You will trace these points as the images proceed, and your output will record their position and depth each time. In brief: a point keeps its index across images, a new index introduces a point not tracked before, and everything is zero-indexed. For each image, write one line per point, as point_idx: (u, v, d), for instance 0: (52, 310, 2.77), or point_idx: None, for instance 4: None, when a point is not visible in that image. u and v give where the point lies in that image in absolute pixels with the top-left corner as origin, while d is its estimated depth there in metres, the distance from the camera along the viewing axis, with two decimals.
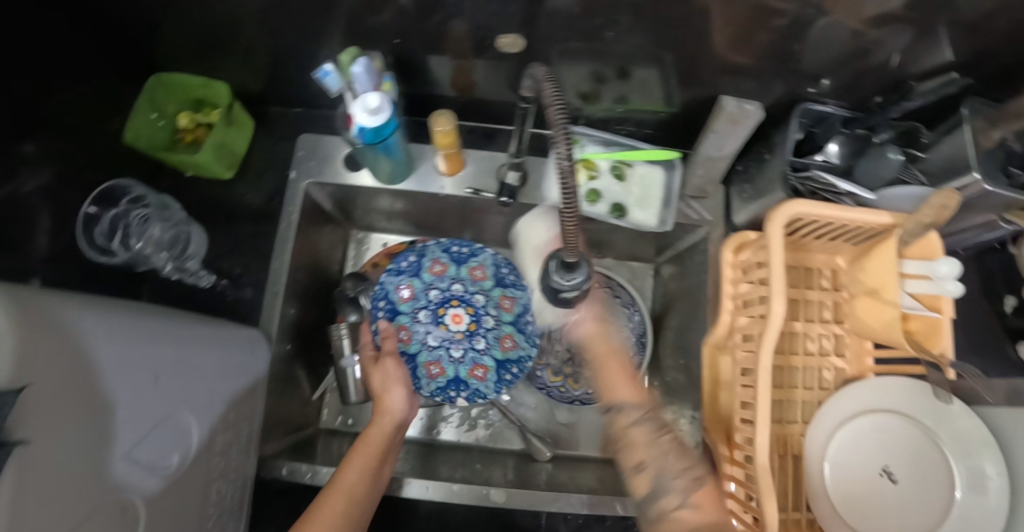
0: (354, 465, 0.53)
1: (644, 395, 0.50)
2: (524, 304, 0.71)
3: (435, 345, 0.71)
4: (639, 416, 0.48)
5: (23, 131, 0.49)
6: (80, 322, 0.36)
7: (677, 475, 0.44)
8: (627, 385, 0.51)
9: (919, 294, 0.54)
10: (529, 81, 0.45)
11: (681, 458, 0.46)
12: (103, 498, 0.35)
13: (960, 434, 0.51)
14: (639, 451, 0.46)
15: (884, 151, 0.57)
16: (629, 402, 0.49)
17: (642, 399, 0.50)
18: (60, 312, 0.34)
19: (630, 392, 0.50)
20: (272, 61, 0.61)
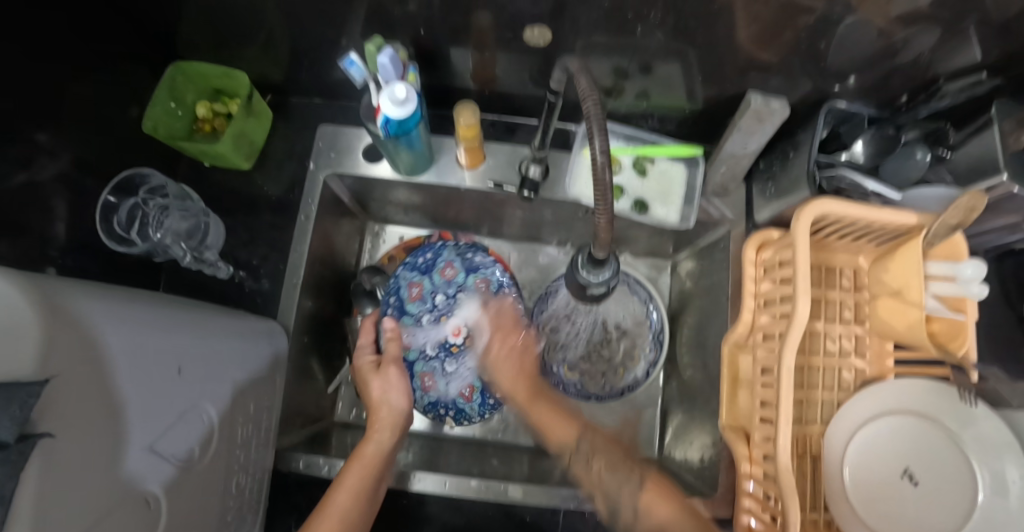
0: (348, 481, 0.51)
1: (573, 431, 0.60)
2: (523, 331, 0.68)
3: (433, 354, 0.67)
4: (578, 444, 0.59)
5: (43, 119, 0.49)
6: (103, 312, 0.35)
7: (622, 498, 0.53)
8: (562, 427, 0.60)
9: (944, 296, 0.53)
10: (560, 73, 0.45)
11: (637, 487, 0.53)
12: (124, 492, 0.35)
13: (982, 437, 0.50)
14: (591, 486, 0.56)
15: (911, 152, 0.58)
16: (573, 440, 0.59)
17: (574, 427, 0.60)
18: (86, 301, 0.34)
19: (565, 435, 0.59)
20: (291, 50, 0.60)
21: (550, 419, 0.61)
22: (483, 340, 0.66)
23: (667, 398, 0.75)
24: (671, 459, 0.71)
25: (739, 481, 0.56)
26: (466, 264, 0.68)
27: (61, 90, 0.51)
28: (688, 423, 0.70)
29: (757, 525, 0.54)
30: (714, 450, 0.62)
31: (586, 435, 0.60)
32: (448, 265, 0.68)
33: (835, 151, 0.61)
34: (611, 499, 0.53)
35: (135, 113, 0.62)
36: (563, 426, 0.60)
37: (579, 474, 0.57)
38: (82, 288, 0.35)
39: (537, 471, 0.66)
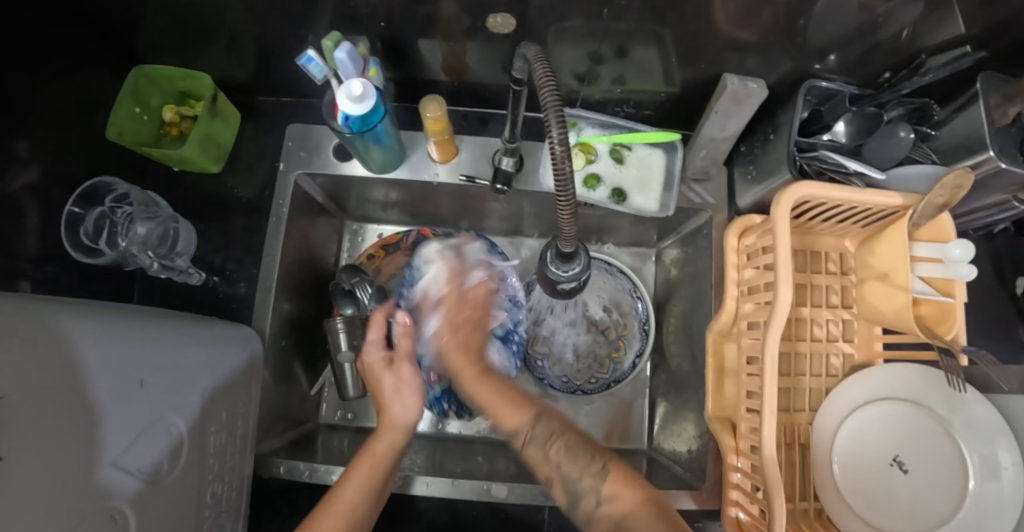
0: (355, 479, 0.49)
1: (528, 411, 0.49)
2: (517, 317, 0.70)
3: None
4: (527, 433, 0.47)
5: (8, 129, 0.48)
6: (41, 331, 0.35)
7: (582, 475, 0.45)
8: (509, 407, 0.49)
9: (931, 278, 0.52)
10: (520, 62, 0.43)
11: (583, 457, 0.46)
12: (90, 507, 0.34)
13: (973, 422, 0.49)
14: (542, 467, 0.47)
15: (895, 130, 0.55)
16: (518, 423, 0.48)
17: (524, 411, 0.49)
18: (20, 322, 0.34)
19: (517, 417, 0.48)
20: (256, 48, 0.58)
21: (492, 393, 0.51)
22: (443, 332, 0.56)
23: (654, 388, 0.74)
24: (660, 450, 0.71)
25: (726, 473, 0.56)
26: (459, 246, 0.70)
27: (25, 98, 0.50)
28: (675, 414, 0.69)
29: (746, 516, 0.54)
30: (701, 441, 0.61)
31: (539, 420, 0.48)
32: (439, 248, 0.69)
33: (817, 133, 0.58)
34: (561, 470, 0.46)
35: (101, 119, 0.60)
36: (517, 406, 0.49)
37: (528, 456, 0.47)
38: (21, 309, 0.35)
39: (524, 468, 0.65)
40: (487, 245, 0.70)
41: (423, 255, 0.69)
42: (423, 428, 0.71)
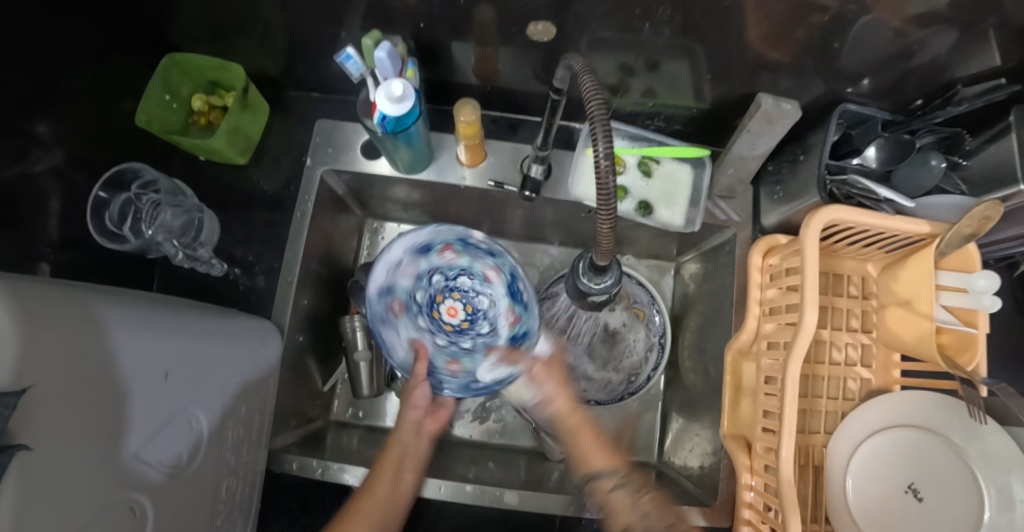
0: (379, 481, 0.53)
1: (618, 463, 0.54)
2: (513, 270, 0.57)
3: (448, 344, 0.55)
4: (619, 480, 0.52)
5: (37, 110, 0.48)
6: (85, 317, 0.34)
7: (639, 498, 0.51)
8: (600, 454, 0.54)
9: (954, 307, 0.52)
10: (563, 71, 0.43)
11: (663, 515, 0.49)
12: (108, 500, 0.34)
13: (991, 453, 0.49)
14: (626, 514, 0.50)
15: (926, 158, 0.54)
16: (609, 472, 0.53)
17: (614, 463, 0.54)
18: (69, 306, 0.33)
19: (604, 461, 0.54)
20: (289, 42, 0.58)
21: (591, 447, 0.54)
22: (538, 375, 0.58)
23: (667, 403, 0.74)
24: (670, 464, 0.70)
25: (739, 491, 0.55)
26: (421, 241, 0.55)
27: (54, 80, 0.49)
28: (688, 429, 0.69)
29: None
30: (714, 458, 0.61)
31: (628, 472, 0.53)
32: (404, 259, 0.55)
33: (846, 156, 0.59)
34: (634, 500, 0.51)
35: (129, 106, 0.60)
36: (607, 457, 0.54)
37: (613, 501, 0.51)
38: (63, 292, 0.34)
39: (533, 477, 0.65)
40: (451, 229, 0.56)
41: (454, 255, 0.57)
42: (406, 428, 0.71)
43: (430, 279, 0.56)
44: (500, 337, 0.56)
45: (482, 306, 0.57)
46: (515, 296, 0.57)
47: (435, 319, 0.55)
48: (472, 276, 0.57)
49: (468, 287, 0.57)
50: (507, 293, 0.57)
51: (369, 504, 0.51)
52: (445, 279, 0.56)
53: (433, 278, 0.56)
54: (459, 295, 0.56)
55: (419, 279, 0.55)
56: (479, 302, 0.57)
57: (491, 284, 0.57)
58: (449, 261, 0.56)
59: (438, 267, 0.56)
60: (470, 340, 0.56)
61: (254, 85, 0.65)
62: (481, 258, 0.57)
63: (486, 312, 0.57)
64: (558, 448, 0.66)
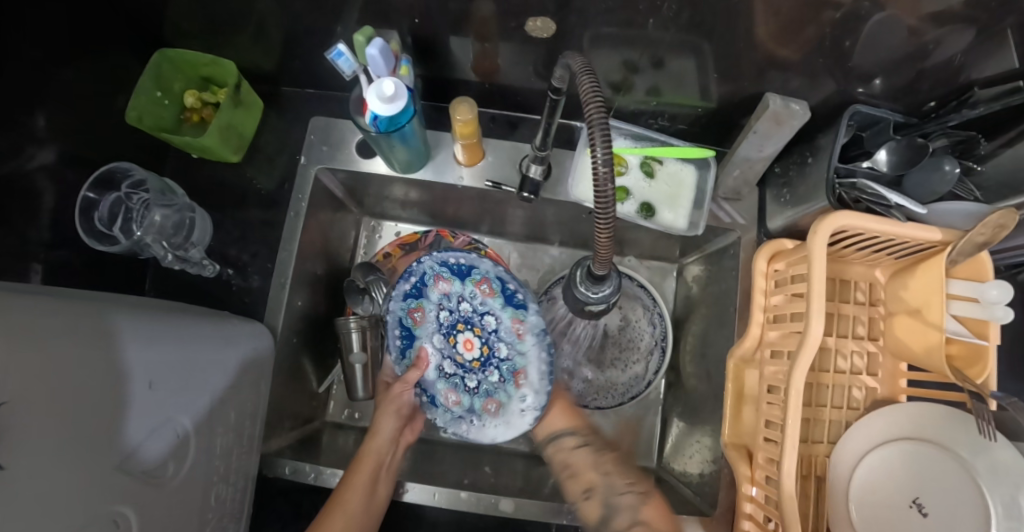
0: (353, 485, 0.54)
1: (575, 418, 0.61)
2: (502, 276, 0.56)
3: (452, 372, 0.59)
4: (580, 438, 0.60)
5: (25, 107, 0.47)
6: (50, 331, 0.33)
7: (624, 491, 0.54)
8: (558, 413, 0.60)
9: (965, 317, 0.50)
10: (561, 71, 0.42)
11: (623, 476, 0.56)
12: (91, 514, 0.33)
13: (997, 467, 0.47)
14: (587, 474, 0.57)
15: (939, 162, 0.52)
16: (570, 429, 0.60)
17: (574, 423, 0.60)
18: (30, 319, 0.32)
19: (562, 420, 0.60)
20: (283, 38, 0.56)
21: (558, 410, 0.61)
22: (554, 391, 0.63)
23: (667, 407, 0.73)
24: (670, 470, 0.69)
25: (739, 501, 0.54)
26: (414, 285, 0.59)
27: (43, 75, 0.48)
28: (689, 435, 0.67)
29: None
30: (715, 466, 0.60)
31: (586, 430, 0.61)
32: (417, 308, 0.59)
33: (856, 158, 0.57)
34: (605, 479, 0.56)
35: (121, 102, 0.59)
36: (568, 416, 0.61)
37: (575, 458, 0.58)
38: (24, 309, 0.33)
39: (530, 484, 0.64)
40: (434, 258, 0.58)
41: (449, 286, 0.58)
42: None
43: (455, 307, 0.58)
44: (510, 365, 0.56)
45: (490, 327, 0.57)
46: (510, 299, 0.56)
47: (451, 347, 0.58)
48: (476, 304, 0.57)
49: (490, 327, 0.57)
50: (502, 303, 0.56)
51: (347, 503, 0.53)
52: (471, 310, 0.57)
53: (442, 316, 0.59)
54: (476, 327, 0.57)
55: (433, 324, 0.59)
56: (484, 324, 0.57)
57: (488, 300, 0.57)
58: (446, 296, 0.58)
59: (446, 308, 0.58)
60: (475, 378, 0.58)
61: (248, 81, 0.64)
62: (472, 281, 0.57)
63: (498, 359, 0.56)
64: None
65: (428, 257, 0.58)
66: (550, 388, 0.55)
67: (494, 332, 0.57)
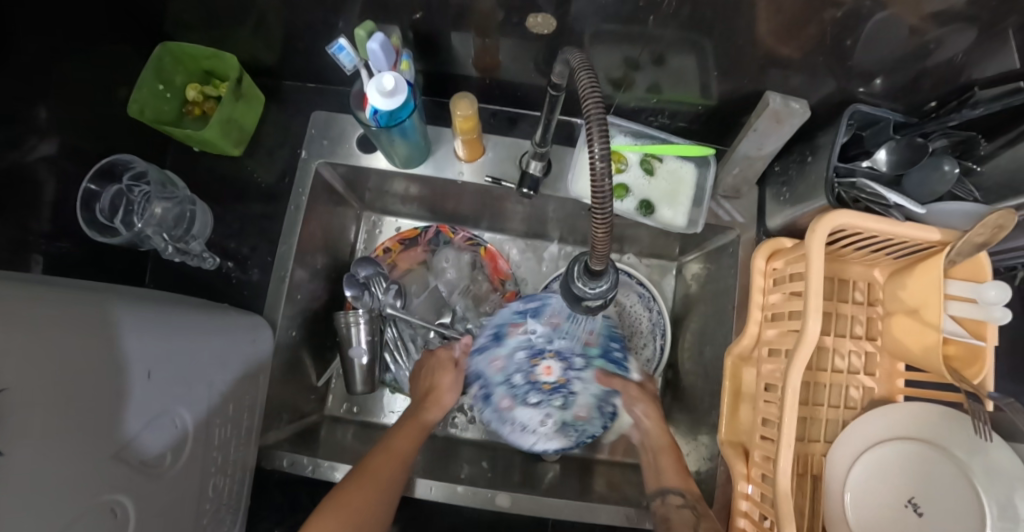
0: (388, 450, 0.55)
1: (691, 486, 0.54)
2: (609, 332, 0.65)
3: (517, 385, 0.64)
4: (688, 500, 0.53)
5: (28, 99, 0.47)
6: (52, 319, 0.33)
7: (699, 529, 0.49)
8: (675, 473, 0.56)
9: (963, 318, 0.50)
10: (560, 66, 0.42)
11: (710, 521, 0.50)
12: (89, 503, 0.33)
13: (994, 467, 0.47)
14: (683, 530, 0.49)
15: (939, 162, 0.53)
16: (681, 490, 0.54)
17: (687, 485, 0.54)
18: (31, 309, 0.32)
19: (677, 481, 0.55)
20: (285, 32, 0.57)
21: (671, 468, 0.56)
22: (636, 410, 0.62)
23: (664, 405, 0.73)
24: None
25: (735, 499, 0.54)
26: (526, 309, 0.64)
27: (46, 68, 0.49)
28: (686, 433, 0.68)
29: None
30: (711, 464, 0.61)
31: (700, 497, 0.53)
32: (515, 325, 0.64)
33: (857, 157, 0.57)
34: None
35: (123, 95, 0.59)
36: (684, 478, 0.55)
37: (676, 515, 0.52)
38: (23, 298, 0.33)
39: (526, 479, 0.64)
40: (559, 301, 0.65)
41: (558, 323, 0.64)
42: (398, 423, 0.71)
43: (550, 338, 0.64)
44: (586, 395, 0.64)
45: (574, 367, 0.64)
46: (608, 355, 0.65)
47: (531, 367, 0.64)
48: (569, 334, 0.64)
49: (574, 364, 0.64)
50: (601, 355, 0.64)
51: (377, 470, 0.53)
52: (563, 344, 0.64)
53: (520, 342, 0.64)
54: (562, 358, 0.64)
55: (524, 341, 0.64)
56: (572, 361, 0.64)
57: (586, 345, 0.64)
58: (552, 331, 0.64)
59: (527, 341, 0.64)
60: (539, 396, 0.64)
61: (249, 75, 0.64)
62: (583, 328, 0.64)
63: (577, 373, 0.64)
64: (553, 448, 0.66)
65: (545, 297, 0.64)
66: (605, 425, 0.65)
67: (577, 371, 0.64)
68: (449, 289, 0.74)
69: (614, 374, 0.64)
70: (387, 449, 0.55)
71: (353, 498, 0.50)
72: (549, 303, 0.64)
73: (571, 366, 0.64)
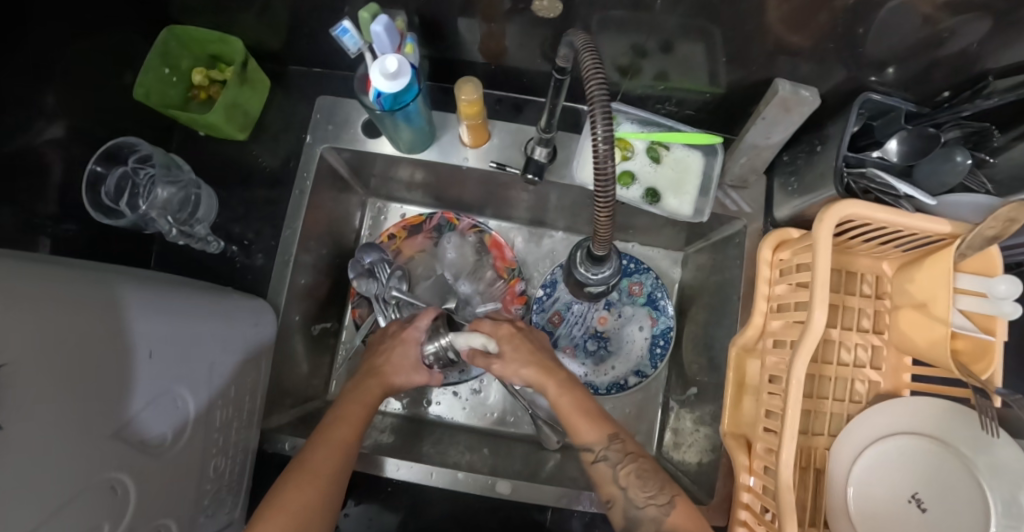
0: (323, 442, 0.51)
1: (605, 430, 0.52)
2: (664, 329, 0.73)
3: (574, 315, 0.73)
4: (601, 452, 0.51)
5: (35, 83, 0.48)
6: (56, 296, 0.33)
7: (645, 504, 0.48)
8: (586, 424, 0.52)
9: (972, 312, 0.49)
10: (565, 49, 0.42)
11: (646, 486, 0.49)
12: (89, 481, 0.34)
13: (1002, 467, 0.47)
14: (608, 486, 0.51)
15: (951, 153, 0.51)
16: (592, 444, 0.52)
17: (599, 433, 0.52)
18: (36, 286, 0.32)
19: (592, 433, 0.52)
20: (290, 16, 0.56)
21: (578, 421, 0.52)
22: (515, 373, 0.56)
23: (667, 396, 0.73)
24: (668, 457, 0.70)
25: (737, 491, 0.53)
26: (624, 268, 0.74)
27: (52, 52, 0.49)
28: (688, 424, 0.67)
29: None
30: (713, 455, 0.60)
31: (612, 442, 0.51)
32: None
33: (867, 148, 0.56)
34: (626, 493, 0.50)
35: (130, 79, 0.59)
36: (595, 425, 0.52)
37: (596, 472, 0.51)
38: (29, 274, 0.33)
39: (527, 467, 0.64)
40: (651, 276, 0.74)
41: (636, 294, 0.74)
42: (398, 408, 0.71)
43: (619, 296, 0.74)
44: (615, 359, 0.72)
45: (622, 331, 0.73)
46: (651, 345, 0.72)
47: (588, 317, 0.73)
48: (635, 309, 0.73)
49: (623, 314, 0.73)
50: (647, 339, 0.72)
51: (313, 466, 0.48)
52: (617, 299, 0.74)
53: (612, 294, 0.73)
54: (613, 310, 0.74)
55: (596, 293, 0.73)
56: (623, 314, 0.73)
57: (642, 326, 0.73)
58: (635, 298, 0.74)
59: (622, 298, 0.74)
60: (588, 338, 0.73)
61: (254, 59, 0.64)
62: (651, 309, 0.73)
63: (620, 338, 0.73)
64: (554, 436, 0.65)
65: (653, 278, 0.73)
66: (612, 392, 0.71)
67: (622, 336, 0.73)
68: (454, 274, 0.74)
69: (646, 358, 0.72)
70: (325, 440, 0.51)
71: (293, 497, 0.46)
72: (648, 281, 0.73)
73: (624, 326, 0.73)
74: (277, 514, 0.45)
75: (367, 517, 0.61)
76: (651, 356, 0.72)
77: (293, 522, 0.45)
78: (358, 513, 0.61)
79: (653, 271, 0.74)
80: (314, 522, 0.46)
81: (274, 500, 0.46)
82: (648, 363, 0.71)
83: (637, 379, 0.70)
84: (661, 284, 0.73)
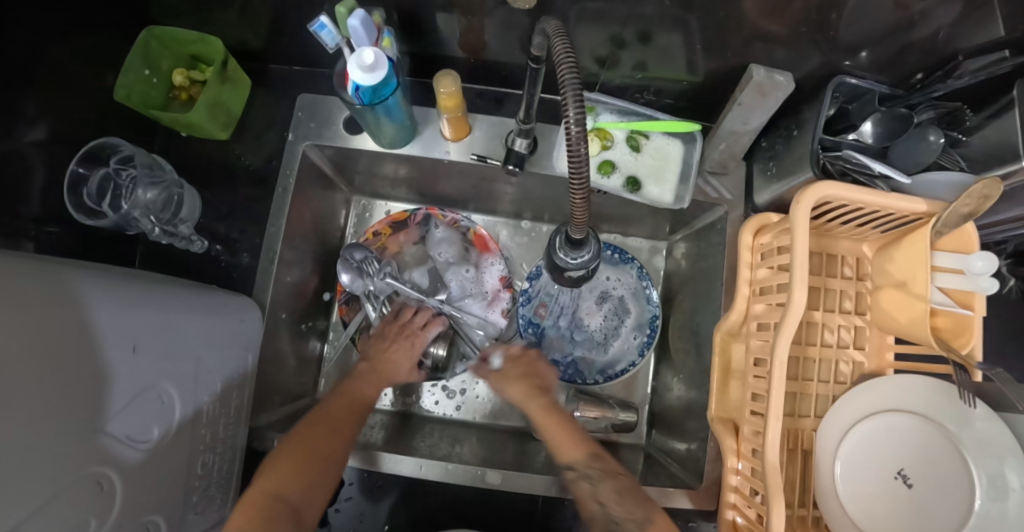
0: (347, 399, 0.59)
1: (588, 449, 0.55)
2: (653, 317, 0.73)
3: (559, 306, 0.73)
4: (584, 470, 0.54)
5: (18, 89, 0.48)
6: (35, 291, 0.33)
7: (622, 519, 0.50)
8: (573, 445, 0.55)
9: (951, 289, 0.50)
10: (539, 37, 0.42)
11: (624, 501, 0.51)
12: (74, 475, 0.34)
13: (983, 437, 0.48)
14: (588, 503, 0.52)
15: (924, 133, 0.53)
16: (578, 461, 0.54)
17: (589, 453, 0.54)
18: (18, 281, 0.32)
19: (575, 452, 0.54)
20: (270, 15, 0.56)
21: (564, 440, 0.55)
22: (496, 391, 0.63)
23: (657, 384, 0.74)
24: (657, 446, 0.70)
25: (725, 474, 0.54)
26: (609, 257, 0.74)
27: (32, 58, 0.49)
28: (677, 412, 0.68)
29: (742, 521, 0.52)
30: (702, 440, 0.61)
31: (598, 462, 0.54)
32: None
33: (844, 131, 0.57)
34: (605, 508, 0.51)
35: (110, 81, 0.59)
36: (581, 447, 0.55)
37: (578, 490, 0.54)
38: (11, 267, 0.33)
39: (521, 459, 0.64)
40: (636, 264, 0.74)
41: (622, 282, 0.74)
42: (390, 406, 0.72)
43: (605, 284, 0.74)
44: (602, 348, 0.73)
45: (610, 319, 0.74)
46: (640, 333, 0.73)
47: (574, 307, 0.74)
48: (621, 296, 0.74)
49: (613, 302, 0.74)
50: (635, 328, 0.73)
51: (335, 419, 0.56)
52: (604, 287, 0.74)
53: (597, 284, 0.74)
54: (600, 300, 0.74)
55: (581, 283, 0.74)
56: (610, 302, 0.74)
57: (631, 315, 0.73)
58: (622, 286, 0.74)
59: (609, 286, 0.74)
60: (572, 329, 0.74)
61: (235, 58, 0.64)
62: (638, 296, 0.73)
63: (608, 327, 0.73)
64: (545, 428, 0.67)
65: (639, 265, 0.74)
66: (599, 382, 0.72)
67: (610, 325, 0.73)
68: (447, 266, 0.75)
69: (636, 346, 0.72)
70: (347, 399, 0.59)
71: (314, 441, 0.53)
72: (634, 271, 0.74)
73: (614, 315, 0.73)
74: (297, 452, 0.52)
75: (359, 512, 0.61)
76: (639, 345, 0.72)
77: (303, 468, 0.51)
78: (350, 507, 0.61)
79: (637, 260, 0.74)
80: (324, 473, 0.52)
81: (297, 438, 0.53)
82: (637, 352, 0.72)
83: (628, 370, 0.70)
84: (646, 271, 0.73)
